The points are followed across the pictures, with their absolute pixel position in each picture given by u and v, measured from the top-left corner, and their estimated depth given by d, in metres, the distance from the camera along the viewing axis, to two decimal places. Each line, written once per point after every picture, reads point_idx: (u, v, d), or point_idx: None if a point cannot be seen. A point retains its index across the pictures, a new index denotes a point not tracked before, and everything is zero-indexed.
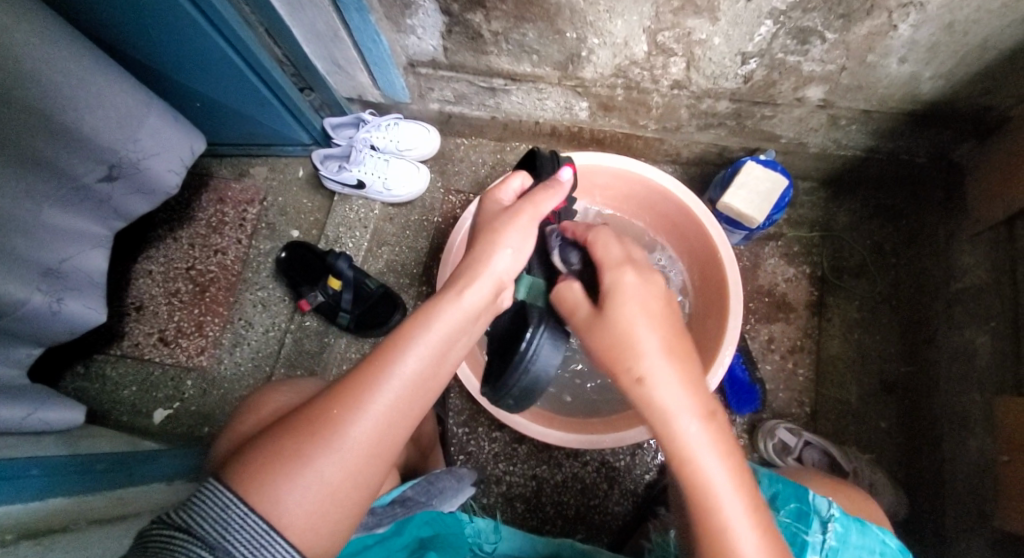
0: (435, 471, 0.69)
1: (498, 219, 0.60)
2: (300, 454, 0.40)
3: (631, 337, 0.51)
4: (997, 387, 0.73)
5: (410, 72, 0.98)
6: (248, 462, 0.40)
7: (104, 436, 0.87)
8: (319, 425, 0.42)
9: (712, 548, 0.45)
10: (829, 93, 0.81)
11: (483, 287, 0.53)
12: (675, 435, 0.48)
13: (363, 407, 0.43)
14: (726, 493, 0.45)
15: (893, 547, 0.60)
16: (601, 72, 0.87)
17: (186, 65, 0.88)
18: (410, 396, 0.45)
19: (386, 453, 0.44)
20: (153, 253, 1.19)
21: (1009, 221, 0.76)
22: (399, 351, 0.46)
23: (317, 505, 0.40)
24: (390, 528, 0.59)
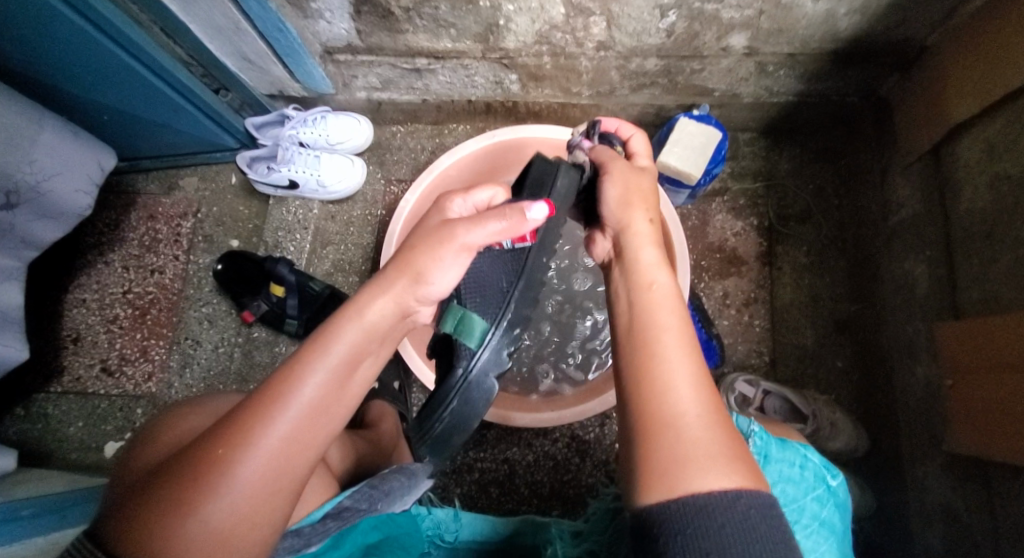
0: (381, 473, 0.66)
1: (424, 239, 0.50)
2: (185, 504, 0.38)
3: (632, 197, 0.58)
4: (938, 313, 0.75)
5: (329, 60, 0.93)
6: (129, 519, 0.38)
7: (43, 477, 0.84)
8: (206, 469, 0.39)
9: (653, 385, 0.43)
10: (752, 40, 0.80)
11: (384, 310, 0.49)
12: (642, 283, 0.52)
13: (254, 444, 0.40)
14: (672, 331, 0.47)
15: (816, 462, 0.60)
16: (524, 40, 0.84)
17: (82, 76, 0.82)
18: (308, 424, 0.43)
19: (286, 482, 0.42)
20: (85, 281, 1.13)
21: (934, 149, 0.78)
22: (295, 380, 0.43)
23: (212, 548, 0.38)
24: (324, 546, 0.53)
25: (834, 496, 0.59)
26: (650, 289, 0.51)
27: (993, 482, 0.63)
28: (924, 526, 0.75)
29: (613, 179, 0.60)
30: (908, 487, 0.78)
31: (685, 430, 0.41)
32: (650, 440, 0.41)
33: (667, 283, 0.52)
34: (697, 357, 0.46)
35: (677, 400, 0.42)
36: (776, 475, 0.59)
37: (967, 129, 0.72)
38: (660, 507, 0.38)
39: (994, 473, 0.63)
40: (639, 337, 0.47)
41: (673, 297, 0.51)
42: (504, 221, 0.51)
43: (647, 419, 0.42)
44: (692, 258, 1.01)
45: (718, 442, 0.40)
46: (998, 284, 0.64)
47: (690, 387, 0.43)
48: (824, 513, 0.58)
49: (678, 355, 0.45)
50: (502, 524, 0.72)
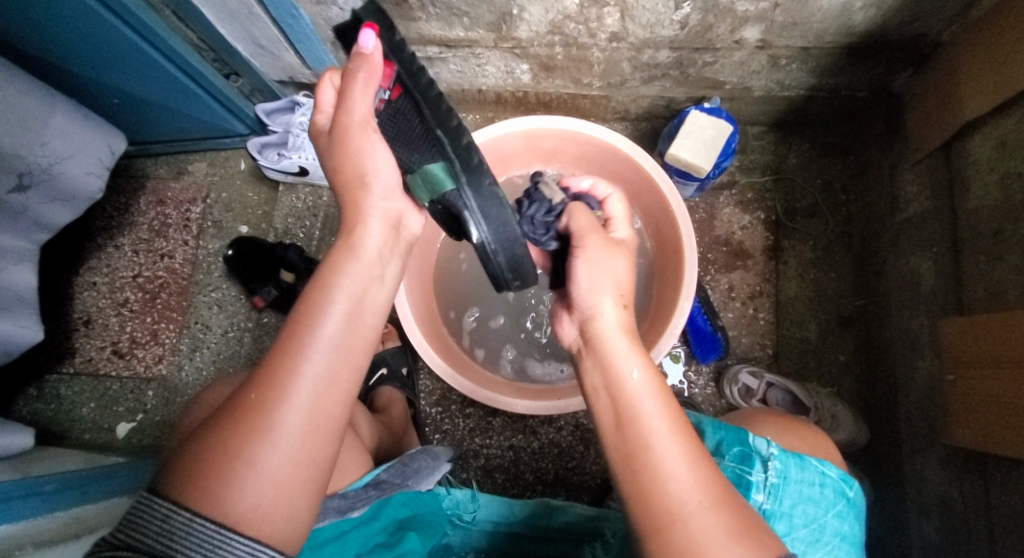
0: (409, 451, 0.69)
1: (334, 147, 0.53)
2: (234, 450, 0.39)
3: (609, 280, 0.54)
4: (942, 309, 0.76)
5: (340, 47, 0.93)
6: (178, 472, 0.39)
7: (59, 456, 0.85)
8: (247, 417, 0.40)
9: (653, 494, 0.43)
10: (766, 33, 0.80)
11: (375, 230, 0.53)
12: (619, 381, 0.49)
13: (289, 388, 0.42)
14: (659, 428, 0.45)
15: (835, 477, 0.61)
16: (536, 30, 0.84)
17: (95, 57, 0.82)
18: (337, 361, 0.44)
19: (329, 426, 0.43)
20: (95, 264, 1.14)
21: (945, 145, 0.79)
22: (312, 321, 0.45)
23: (268, 492, 0.39)
24: (366, 512, 0.57)
25: (855, 508, 0.61)
26: (628, 383, 0.48)
27: (991, 475, 0.64)
28: (921, 517, 0.76)
29: (591, 256, 0.56)
30: (907, 479, 0.80)
31: (691, 528, 0.41)
32: (662, 539, 0.42)
33: (643, 370, 0.49)
34: (686, 442, 0.45)
35: (680, 502, 0.42)
36: (797, 495, 0.59)
37: (978, 126, 0.72)
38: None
39: (993, 466, 0.64)
40: (630, 444, 0.45)
41: (654, 384, 0.48)
42: (370, 77, 0.52)
43: (652, 521, 0.42)
44: (699, 251, 1.01)
45: (726, 521, 0.41)
46: (1004, 282, 0.65)
47: (691, 474, 0.43)
48: (845, 528, 0.60)
49: (668, 449, 0.44)
50: (520, 506, 0.73)
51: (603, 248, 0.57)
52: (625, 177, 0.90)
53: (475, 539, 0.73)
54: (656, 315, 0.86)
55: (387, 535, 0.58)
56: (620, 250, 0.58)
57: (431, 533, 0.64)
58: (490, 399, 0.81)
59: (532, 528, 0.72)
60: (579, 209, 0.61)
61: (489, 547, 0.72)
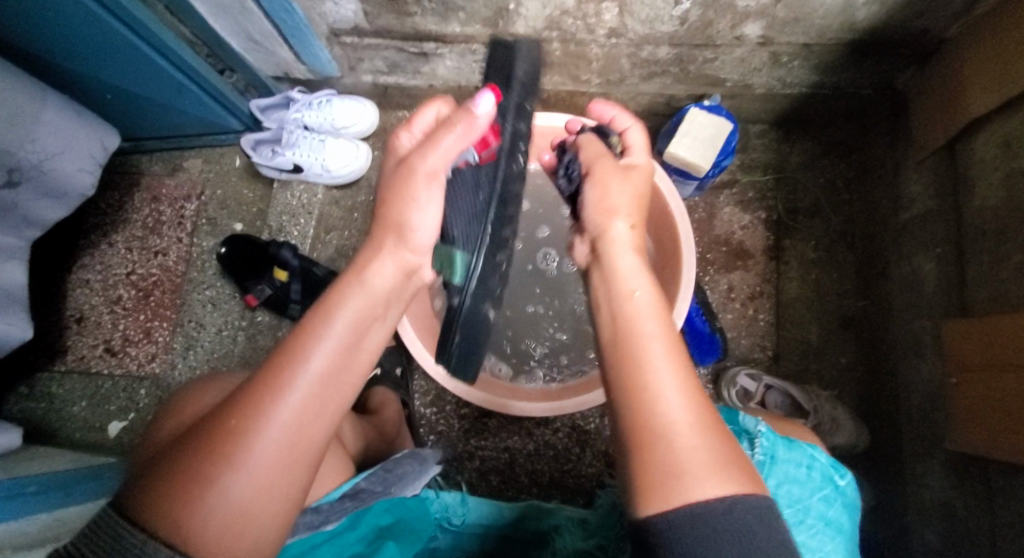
0: (393, 456, 0.67)
1: (390, 187, 0.53)
2: (205, 474, 0.38)
3: (618, 197, 0.56)
4: (945, 311, 0.74)
5: (335, 42, 0.92)
6: (149, 488, 0.38)
7: (46, 455, 0.84)
8: (222, 442, 0.39)
9: (637, 396, 0.40)
10: (767, 29, 0.79)
11: (386, 276, 0.51)
12: (619, 287, 0.48)
13: (270, 415, 0.40)
14: (653, 337, 0.44)
15: (824, 461, 0.60)
16: (534, 25, 0.82)
17: (86, 53, 0.81)
18: (324, 392, 0.43)
19: (303, 455, 0.42)
20: (88, 261, 1.13)
21: (949, 144, 0.77)
22: (305, 350, 0.44)
23: (234, 522, 0.38)
24: (341, 524, 0.56)
25: (846, 498, 0.59)
26: (631, 300, 0.47)
27: (995, 482, 0.63)
28: (922, 522, 0.75)
29: (602, 179, 0.58)
30: (909, 484, 0.79)
31: (674, 442, 0.38)
32: (643, 462, 0.38)
33: (649, 291, 0.48)
34: (683, 367, 0.42)
35: (665, 412, 0.39)
36: (782, 475, 0.59)
37: (983, 124, 0.71)
38: (661, 522, 0.35)
39: (998, 473, 0.62)
40: (620, 348, 0.44)
41: (655, 302, 0.47)
42: (453, 133, 0.52)
43: (635, 438, 0.39)
44: (699, 251, 1.00)
45: (721, 456, 0.38)
46: (1009, 283, 0.63)
47: (680, 396, 0.40)
48: (832, 512, 0.58)
49: (662, 369, 0.41)
50: (508, 508, 0.73)
51: (615, 173, 0.59)
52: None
53: (465, 542, 0.71)
54: None
55: (364, 545, 0.57)
56: (636, 177, 0.59)
57: (416, 538, 0.63)
58: (485, 402, 0.80)
59: (522, 530, 0.72)
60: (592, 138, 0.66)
61: (480, 550, 0.70)
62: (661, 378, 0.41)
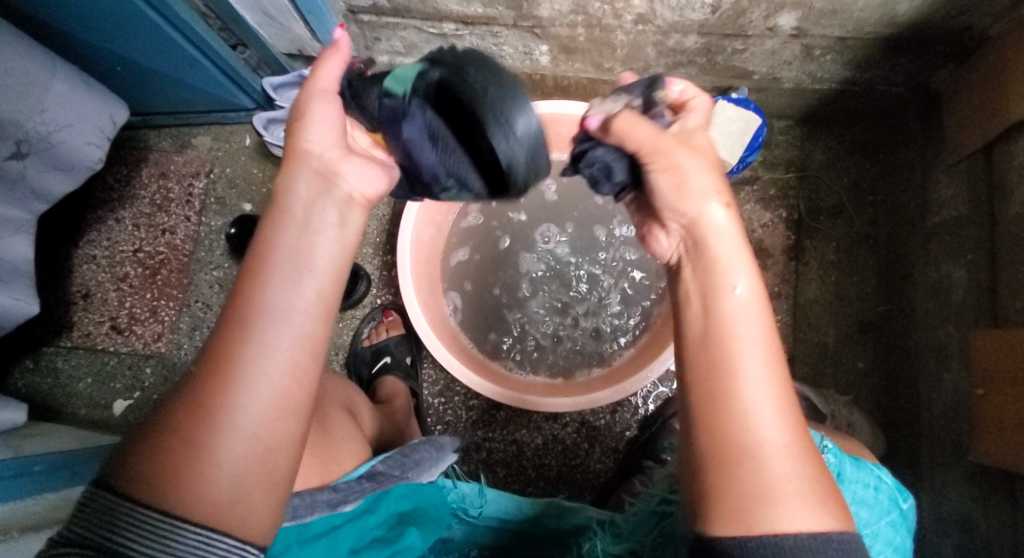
0: (411, 442, 0.67)
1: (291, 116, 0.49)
2: (186, 438, 0.34)
3: (698, 181, 0.46)
4: (973, 319, 0.73)
5: (352, 20, 0.89)
6: (127, 459, 0.35)
7: (52, 433, 0.83)
8: (202, 403, 0.35)
9: (724, 411, 0.37)
10: (802, 20, 0.76)
11: (329, 214, 0.44)
12: (715, 282, 0.42)
13: (248, 368, 0.36)
14: (753, 347, 0.39)
15: (890, 484, 0.60)
16: (559, 9, 0.79)
17: (97, 22, 0.78)
18: (296, 349, 0.38)
19: (292, 412, 0.37)
20: (95, 237, 1.11)
21: (986, 147, 0.75)
22: (254, 296, 0.38)
23: (230, 487, 0.34)
24: (360, 505, 0.54)
25: (905, 520, 0.59)
26: (728, 298, 0.41)
27: (1018, 496, 0.62)
28: (938, 533, 0.74)
29: (670, 161, 0.46)
30: (925, 493, 0.78)
31: (762, 469, 0.36)
32: (725, 480, 0.36)
33: (749, 286, 0.41)
34: (778, 378, 0.39)
35: (758, 435, 0.36)
36: (851, 494, 0.57)
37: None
38: (729, 540, 0.35)
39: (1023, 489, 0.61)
40: (717, 353, 0.39)
41: (759, 306, 0.41)
42: (335, 56, 0.52)
43: (719, 452, 0.37)
44: None
45: (803, 481, 0.36)
46: None
47: (775, 416, 0.37)
48: (898, 539, 0.57)
49: (756, 381, 0.38)
50: (528, 504, 0.70)
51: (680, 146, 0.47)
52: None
53: (479, 534, 0.71)
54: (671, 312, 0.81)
55: (386, 530, 0.57)
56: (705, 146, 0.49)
57: (433, 527, 0.63)
58: (497, 395, 0.78)
59: (541, 527, 0.70)
60: (624, 114, 0.49)
61: (493, 543, 0.71)
62: (755, 393, 0.37)
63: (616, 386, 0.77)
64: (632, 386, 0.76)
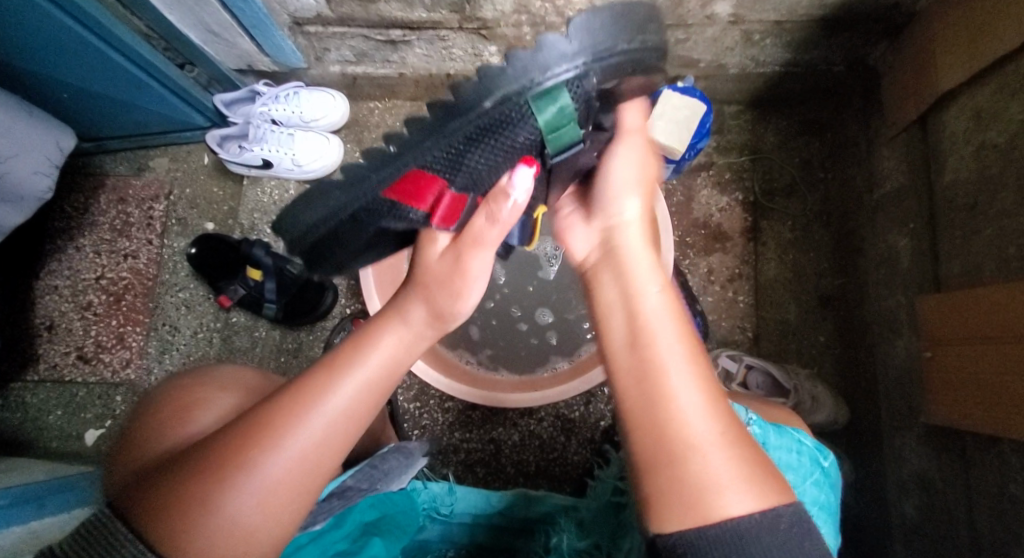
0: (381, 451, 0.67)
1: (437, 273, 0.49)
2: (208, 486, 0.37)
3: (627, 178, 0.52)
4: (919, 286, 0.75)
5: (298, 31, 0.89)
6: (147, 499, 0.38)
7: (23, 467, 0.82)
8: (228, 456, 0.38)
9: (653, 411, 0.39)
10: (738, 7, 0.77)
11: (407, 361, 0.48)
12: (629, 290, 0.45)
13: (283, 437, 0.39)
14: (670, 352, 0.41)
15: (811, 446, 0.62)
16: (502, 9, 0.80)
17: (38, 50, 0.78)
18: (336, 427, 0.42)
19: (313, 480, 0.41)
20: (55, 267, 1.09)
21: (921, 119, 0.77)
22: (322, 388, 0.42)
23: (235, 530, 0.38)
24: (328, 523, 0.56)
25: (828, 478, 0.62)
26: (643, 300, 0.44)
27: (968, 453, 0.64)
28: (900, 494, 0.77)
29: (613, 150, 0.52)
30: (886, 457, 0.80)
31: (703, 462, 0.37)
32: (663, 474, 0.38)
33: (663, 291, 0.45)
34: (701, 370, 0.41)
35: (687, 428, 0.38)
36: (776, 461, 0.59)
37: (953, 98, 0.71)
38: (677, 534, 0.37)
39: (971, 445, 0.64)
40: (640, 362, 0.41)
41: (670, 307, 0.44)
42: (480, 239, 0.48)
43: (658, 456, 0.38)
44: (678, 234, 0.99)
45: (742, 473, 0.38)
46: (982, 257, 0.64)
47: (703, 408, 0.39)
48: (823, 497, 0.59)
49: (681, 374, 0.40)
50: (498, 496, 0.72)
51: (629, 136, 0.53)
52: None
53: (455, 533, 0.72)
54: None
55: (350, 542, 0.57)
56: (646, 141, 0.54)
57: (402, 535, 0.62)
58: (467, 394, 0.79)
59: (511, 519, 0.71)
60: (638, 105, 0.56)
61: (469, 541, 0.71)
62: (681, 392, 0.39)
63: (585, 376, 0.78)
64: (598, 375, 0.77)
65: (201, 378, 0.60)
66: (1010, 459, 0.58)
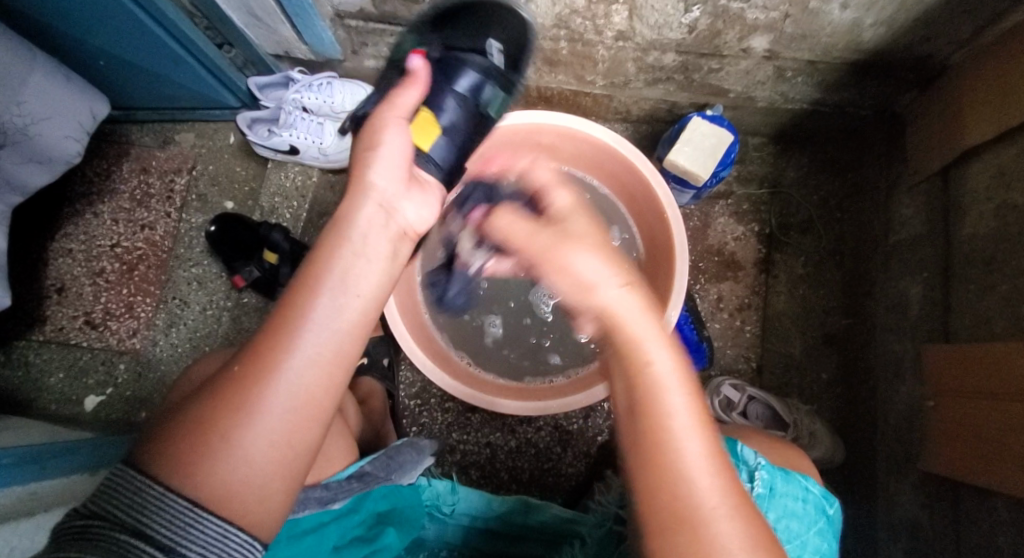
0: (394, 444, 0.67)
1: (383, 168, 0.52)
2: (222, 420, 0.38)
3: (588, 259, 0.50)
4: (927, 333, 0.76)
5: (339, 24, 0.90)
6: (159, 443, 0.38)
7: (23, 427, 0.82)
8: (235, 388, 0.39)
9: (664, 478, 0.40)
10: (774, 43, 0.79)
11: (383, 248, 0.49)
12: (645, 373, 0.44)
13: (278, 364, 0.40)
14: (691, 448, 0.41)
15: (817, 493, 0.62)
16: (542, 22, 0.81)
17: (82, 17, 0.78)
18: (332, 347, 0.42)
19: (317, 413, 0.41)
20: (72, 230, 1.10)
21: (943, 171, 0.79)
22: (307, 297, 0.43)
23: (247, 473, 0.38)
24: (347, 504, 0.56)
25: (832, 525, 0.63)
26: (651, 371, 0.44)
27: (961, 502, 0.65)
28: (890, 538, 0.78)
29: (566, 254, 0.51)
30: (880, 500, 0.81)
31: (712, 529, 0.38)
32: (659, 527, 0.40)
33: (680, 377, 0.44)
34: (710, 444, 0.42)
35: (696, 498, 0.39)
36: (781, 507, 0.60)
37: (978, 153, 0.72)
38: None
39: (965, 496, 0.65)
40: (644, 424, 0.43)
41: (680, 375, 0.45)
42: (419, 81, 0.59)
43: (650, 466, 0.41)
44: (691, 260, 1.00)
45: (732, 525, 0.39)
46: (993, 312, 0.65)
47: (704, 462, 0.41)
48: (824, 545, 0.61)
49: (689, 444, 0.41)
50: (498, 501, 0.72)
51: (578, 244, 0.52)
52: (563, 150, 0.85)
53: (450, 534, 0.72)
54: None
55: (365, 529, 0.59)
56: (584, 236, 0.53)
57: (410, 529, 0.64)
58: (470, 397, 0.79)
59: (509, 524, 0.72)
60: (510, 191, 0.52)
61: (463, 543, 0.72)
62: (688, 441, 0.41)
63: (587, 390, 0.78)
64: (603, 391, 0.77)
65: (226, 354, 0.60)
66: (1003, 514, 0.59)
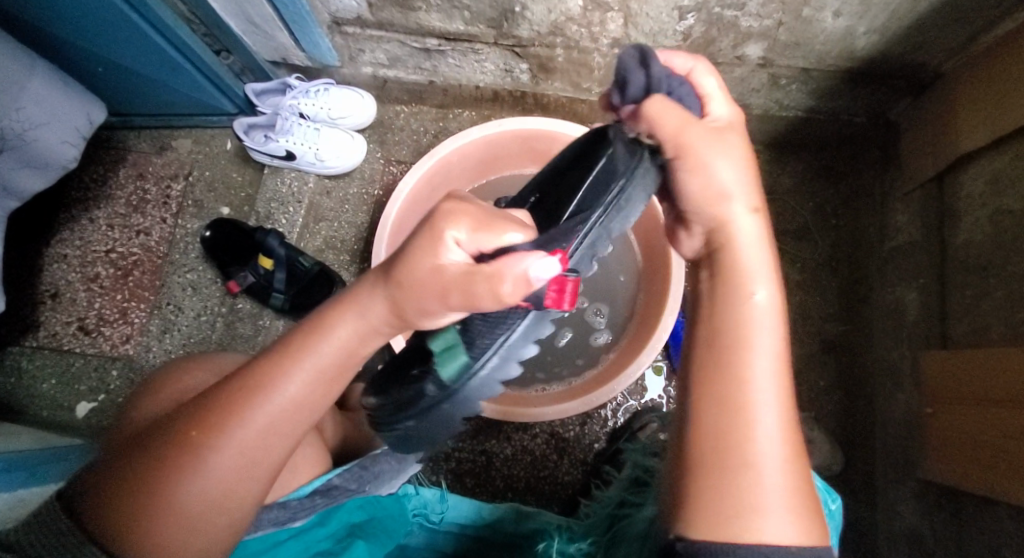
0: (374, 453, 0.67)
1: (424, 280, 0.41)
2: (160, 478, 0.38)
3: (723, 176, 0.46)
4: (924, 340, 0.76)
5: (336, 31, 0.90)
6: (98, 487, 0.38)
7: (13, 433, 0.82)
8: (180, 446, 0.39)
9: (729, 406, 0.42)
10: (768, 51, 0.79)
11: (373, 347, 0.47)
12: (735, 303, 0.46)
13: (231, 432, 0.39)
14: (764, 395, 0.42)
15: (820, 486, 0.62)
16: (538, 30, 0.82)
17: (80, 23, 0.79)
18: (292, 417, 0.42)
19: (261, 474, 0.41)
20: (67, 236, 1.10)
21: (938, 178, 0.79)
22: (279, 372, 0.41)
23: (177, 532, 0.38)
24: (310, 521, 0.57)
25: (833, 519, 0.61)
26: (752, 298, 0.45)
27: (962, 511, 0.65)
28: (890, 546, 0.77)
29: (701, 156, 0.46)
30: (881, 509, 0.80)
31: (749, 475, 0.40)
32: (707, 465, 0.41)
33: (770, 294, 0.46)
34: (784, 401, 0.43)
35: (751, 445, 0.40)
36: None
37: (972, 160, 0.72)
38: (697, 538, 0.38)
39: (966, 504, 0.64)
40: (727, 347, 0.44)
41: (775, 314, 0.45)
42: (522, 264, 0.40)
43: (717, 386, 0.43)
44: None
45: (782, 486, 0.40)
46: (990, 319, 0.64)
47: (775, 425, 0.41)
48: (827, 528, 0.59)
49: (765, 394, 0.42)
50: (488, 510, 0.72)
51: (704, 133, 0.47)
52: (467, 165, 0.89)
53: (440, 543, 0.70)
54: (643, 321, 0.82)
55: (334, 541, 0.60)
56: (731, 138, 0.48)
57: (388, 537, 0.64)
58: None
59: (500, 532, 0.70)
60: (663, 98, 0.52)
61: (452, 551, 0.69)
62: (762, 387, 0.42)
63: (581, 397, 0.77)
64: (598, 398, 0.77)
65: (214, 361, 0.60)
66: (1006, 524, 0.58)
